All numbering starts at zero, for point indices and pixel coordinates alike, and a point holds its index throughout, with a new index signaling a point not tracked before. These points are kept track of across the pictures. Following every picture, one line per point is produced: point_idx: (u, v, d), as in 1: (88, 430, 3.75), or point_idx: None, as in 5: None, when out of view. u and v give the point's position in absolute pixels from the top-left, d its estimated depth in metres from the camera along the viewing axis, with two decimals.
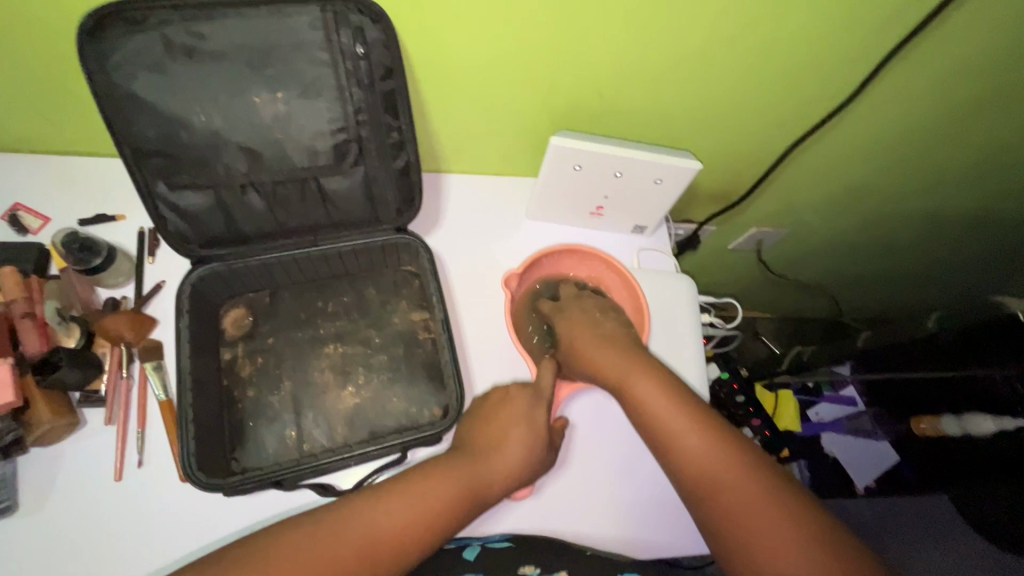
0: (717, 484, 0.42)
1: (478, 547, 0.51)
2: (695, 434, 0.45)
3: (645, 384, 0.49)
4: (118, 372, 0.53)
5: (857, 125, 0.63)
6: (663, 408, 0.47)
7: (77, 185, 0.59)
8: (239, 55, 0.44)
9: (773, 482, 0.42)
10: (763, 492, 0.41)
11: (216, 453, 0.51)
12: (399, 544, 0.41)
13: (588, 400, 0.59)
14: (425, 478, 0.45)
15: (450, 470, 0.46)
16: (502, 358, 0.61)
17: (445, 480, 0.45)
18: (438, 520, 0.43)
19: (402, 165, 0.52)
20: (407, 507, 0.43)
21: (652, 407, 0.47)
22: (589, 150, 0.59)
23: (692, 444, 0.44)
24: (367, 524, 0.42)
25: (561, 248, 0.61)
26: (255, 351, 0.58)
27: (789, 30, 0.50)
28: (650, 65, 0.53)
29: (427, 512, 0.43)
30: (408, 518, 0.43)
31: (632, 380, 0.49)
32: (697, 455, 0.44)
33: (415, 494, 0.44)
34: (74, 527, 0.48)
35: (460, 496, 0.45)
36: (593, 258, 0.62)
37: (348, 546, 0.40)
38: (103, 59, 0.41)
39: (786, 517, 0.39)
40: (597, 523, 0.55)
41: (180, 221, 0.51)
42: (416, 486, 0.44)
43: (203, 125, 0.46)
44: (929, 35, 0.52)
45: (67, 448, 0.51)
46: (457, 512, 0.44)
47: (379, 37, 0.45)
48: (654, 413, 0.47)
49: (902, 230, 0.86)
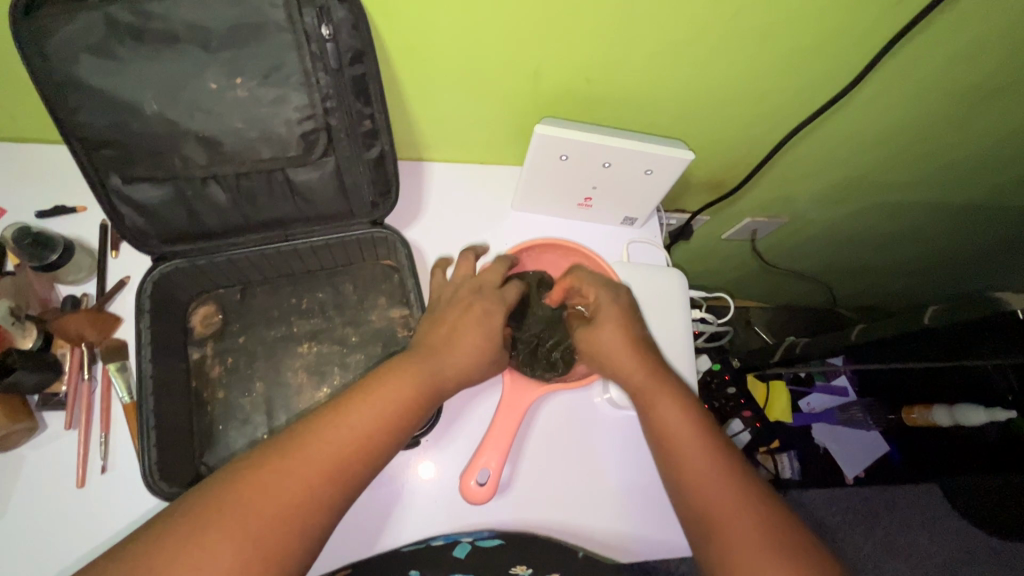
0: (718, 507, 0.43)
1: (468, 544, 0.50)
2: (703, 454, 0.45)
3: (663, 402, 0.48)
4: (78, 374, 0.51)
5: (857, 114, 0.60)
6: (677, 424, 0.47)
7: (33, 175, 0.56)
8: (193, 36, 0.40)
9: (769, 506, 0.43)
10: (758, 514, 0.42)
11: (183, 459, 0.49)
12: (359, 456, 0.40)
13: (567, 399, 0.57)
14: (381, 380, 0.43)
15: (404, 371, 0.44)
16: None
17: (398, 384, 0.43)
18: (392, 423, 0.42)
19: (376, 155, 0.49)
20: (369, 417, 0.41)
21: (665, 420, 0.48)
22: (574, 140, 0.56)
23: (699, 467, 0.45)
24: (328, 437, 0.40)
25: (541, 241, 0.58)
26: (225, 351, 0.56)
27: (788, 13, 0.46)
28: (640, 49, 0.49)
29: (386, 412, 0.42)
30: (365, 426, 0.41)
31: (653, 393, 0.49)
32: (702, 478, 0.44)
33: (371, 401, 0.42)
34: (35, 535, 0.46)
35: (419, 395, 0.44)
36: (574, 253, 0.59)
37: (302, 480, 0.37)
38: (41, 41, 0.38)
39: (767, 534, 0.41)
40: (582, 517, 0.54)
41: (137, 216, 0.49)
42: (371, 393, 0.42)
43: (156, 113, 0.43)
44: (936, 20, 0.49)
45: (27, 453, 0.48)
46: (413, 415, 0.43)
47: (347, 18, 0.41)
48: (667, 428, 0.47)
49: (900, 220, 0.84)
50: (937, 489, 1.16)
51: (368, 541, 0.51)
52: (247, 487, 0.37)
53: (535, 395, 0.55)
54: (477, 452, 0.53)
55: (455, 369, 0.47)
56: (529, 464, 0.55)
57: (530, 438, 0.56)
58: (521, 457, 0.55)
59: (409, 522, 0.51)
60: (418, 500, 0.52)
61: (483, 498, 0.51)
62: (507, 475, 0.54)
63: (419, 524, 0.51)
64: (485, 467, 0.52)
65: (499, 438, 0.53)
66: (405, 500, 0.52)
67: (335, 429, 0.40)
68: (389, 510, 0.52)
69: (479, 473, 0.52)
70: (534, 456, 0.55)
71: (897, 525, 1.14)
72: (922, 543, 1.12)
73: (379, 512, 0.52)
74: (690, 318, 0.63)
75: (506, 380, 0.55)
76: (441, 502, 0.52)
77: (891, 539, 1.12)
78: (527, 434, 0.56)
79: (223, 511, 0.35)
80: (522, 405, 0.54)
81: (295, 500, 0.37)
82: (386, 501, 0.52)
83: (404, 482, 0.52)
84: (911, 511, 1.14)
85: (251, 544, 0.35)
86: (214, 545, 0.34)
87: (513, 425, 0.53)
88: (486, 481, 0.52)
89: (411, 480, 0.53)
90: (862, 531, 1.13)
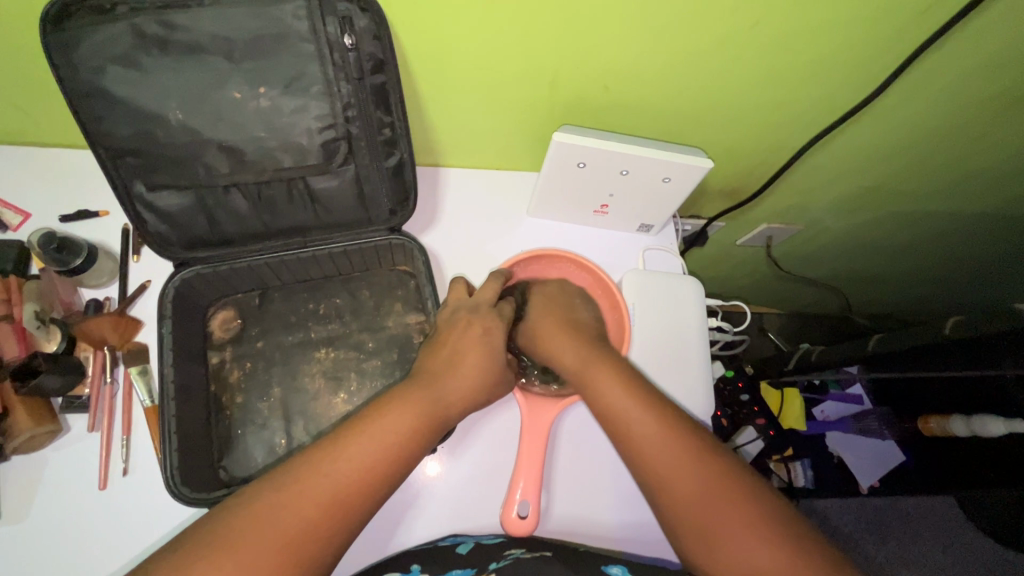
0: (668, 471, 0.43)
1: (471, 543, 0.49)
2: (647, 423, 0.46)
3: (605, 382, 0.49)
4: (101, 378, 0.51)
5: (880, 122, 0.59)
6: (620, 400, 0.47)
7: (57, 179, 0.57)
8: (217, 47, 0.41)
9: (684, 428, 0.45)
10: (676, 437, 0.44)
11: (202, 463, 0.50)
12: (368, 487, 0.40)
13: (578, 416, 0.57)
14: (384, 406, 0.44)
15: (409, 401, 0.45)
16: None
17: (398, 410, 0.44)
18: (399, 451, 0.42)
19: (395, 163, 0.49)
20: (368, 444, 0.41)
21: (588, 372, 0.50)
22: (592, 148, 0.55)
23: (647, 436, 0.45)
24: (332, 474, 0.39)
25: (523, 255, 0.59)
26: (243, 356, 0.56)
27: (812, 22, 0.46)
28: (661, 57, 0.49)
29: (398, 437, 0.42)
30: (373, 453, 0.41)
31: (598, 382, 0.49)
32: (650, 447, 0.44)
33: (377, 428, 0.42)
34: (55, 537, 0.47)
35: (426, 423, 0.44)
36: (560, 261, 0.61)
37: (296, 518, 0.37)
38: (70, 53, 0.39)
39: (685, 451, 0.44)
40: (591, 515, 0.54)
41: (159, 223, 0.49)
42: (376, 421, 0.42)
43: (180, 122, 0.44)
44: (963, 30, 0.48)
45: (50, 455, 0.49)
46: (416, 440, 0.43)
47: (369, 27, 0.41)
48: (610, 404, 0.48)
49: (919, 229, 0.82)
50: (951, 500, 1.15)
51: (379, 542, 0.51)
52: (247, 525, 0.36)
53: (555, 414, 0.54)
54: (512, 484, 0.52)
55: (455, 396, 0.47)
56: (556, 486, 0.54)
57: (554, 462, 0.55)
58: (549, 483, 0.55)
59: (415, 522, 0.52)
60: (425, 500, 0.52)
61: (527, 532, 0.50)
62: (545, 502, 0.54)
63: (427, 525, 0.52)
64: (524, 500, 0.51)
65: (529, 466, 0.53)
66: (416, 502, 0.52)
67: (346, 455, 0.40)
68: (398, 512, 0.52)
69: (519, 506, 0.51)
70: (563, 480, 0.55)
71: (908, 534, 1.13)
72: (934, 554, 1.11)
73: (389, 515, 0.52)
74: (706, 328, 0.62)
75: (522, 403, 0.55)
76: (450, 502, 0.53)
77: (902, 549, 1.12)
78: (552, 455, 0.55)
79: (248, 531, 0.36)
80: (543, 427, 0.54)
81: (290, 536, 0.36)
82: (397, 500, 0.52)
83: (416, 481, 0.53)
84: (924, 522, 1.14)
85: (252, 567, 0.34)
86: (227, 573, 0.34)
87: (540, 452, 0.53)
88: (527, 513, 0.51)
89: (418, 477, 0.53)
90: (874, 540, 1.12)
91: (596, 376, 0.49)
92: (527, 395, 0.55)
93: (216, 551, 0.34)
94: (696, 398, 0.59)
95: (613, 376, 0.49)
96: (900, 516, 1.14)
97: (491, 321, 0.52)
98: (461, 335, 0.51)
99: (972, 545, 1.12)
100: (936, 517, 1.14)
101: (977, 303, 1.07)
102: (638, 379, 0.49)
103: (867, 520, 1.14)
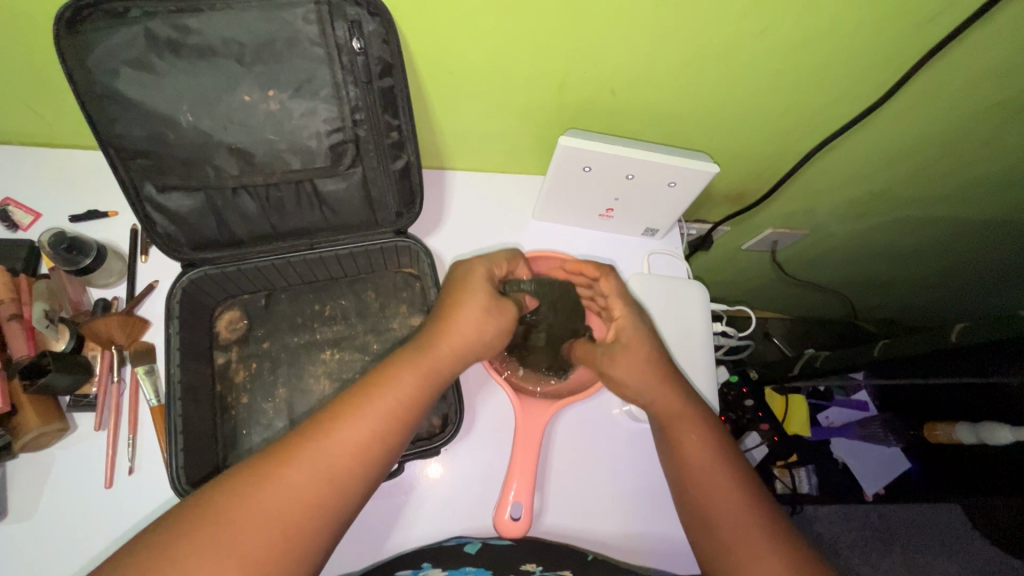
0: (722, 506, 0.46)
1: (479, 543, 0.49)
2: (714, 459, 0.48)
3: (682, 416, 0.50)
4: (108, 376, 0.52)
5: (886, 128, 0.59)
6: (708, 466, 0.48)
7: (68, 179, 0.57)
8: (227, 49, 0.41)
9: (768, 515, 0.45)
10: (758, 520, 0.45)
11: (207, 462, 0.50)
12: (363, 459, 0.40)
13: (574, 420, 0.57)
14: (386, 378, 0.43)
15: (405, 365, 0.43)
16: (479, 371, 0.58)
17: (398, 372, 0.43)
18: (397, 419, 0.41)
19: (402, 166, 0.50)
20: (368, 418, 0.41)
21: (682, 436, 0.49)
22: (598, 151, 0.55)
23: (711, 470, 0.47)
24: (331, 441, 0.39)
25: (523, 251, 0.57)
26: (250, 356, 0.57)
27: (818, 29, 0.46)
28: (667, 63, 0.49)
29: (398, 412, 0.42)
30: (372, 427, 0.40)
31: (678, 417, 0.50)
32: (726, 516, 0.45)
33: (385, 401, 0.41)
34: (59, 535, 0.47)
35: (427, 388, 0.43)
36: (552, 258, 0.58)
37: (291, 493, 0.37)
38: (83, 55, 0.39)
39: (764, 537, 0.44)
40: (596, 519, 0.54)
41: (168, 223, 0.50)
42: (380, 395, 0.42)
43: (190, 124, 0.44)
44: (969, 37, 0.48)
45: (57, 453, 0.50)
46: (414, 403, 0.42)
47: (378, 31, 0.42)
48: (694, 467, 0.48)
49: (926, 234, 0.82)
50: (957, 507, 1.14)
51: (381, 544, 0.51)
52: (243, 494, 0.36)
53: (549, 414, 0.54)
54: (506, 485, 0.52)
55: (448, 348, 0.45)
56: (558, 489, 0.54)
57: (554, 465, 0.55)
58: (548, 485, 0.55)
59: (416, 524, 0.52)
60: (426, 502, 0.52)
61: (520, 533, 0.50)
62: (538, 504, 0.54)
63: (427, 528, 0.52)
64: (517, 501, 0.51)
65: (524, 468, 0.52)
66: (419, 505, 0.52)
67: (347, 429, 0.40)
68: (398, 513, 0.52)
69: (511, 508, 0.51)
70: (559, 482, 0.55)
71: (914, 542, 1.12)
72: (941, 562, 1.10)
73: (391, 518, 0.52)
74: (711, 333, 0.62)
75: (517, 404, 0.54)
76: (450, 503, 0.53)
77: (908, 557, 1.11)
78: (548, 457, 0.56)
79: (238, 512, 0.35)
80: (538, 426, 0.54)
81: (290, 506, 0.36)
82: (399, 502, 0.52)
83: (417, 484, 0.53)
84: (929, 530, 1.13)
85: (254, 542, 0.35)
86: (222, 548, 0.34)
87: (534, 453, 0.53)
88: (519, 515, 0.51)
89: (422, 480, 0.53)
90: (879, 547, 1.11)
91: (674, 408, 0.50)
92: (522, 396, 0.55)
93: (209, 519, 0.35)
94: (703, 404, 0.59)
95: (692, 414, 0.50)
96: (906, 525, 1.14)
97: (475, 263, 0.50)
98: (467, 289, 0.47)
99: (978, 553, 1.12)
100: (942, 526, 1.14)
101: (986, 309, 1.06)
102: (715, 422, 0.51)
103: (873, 528, 1.13)
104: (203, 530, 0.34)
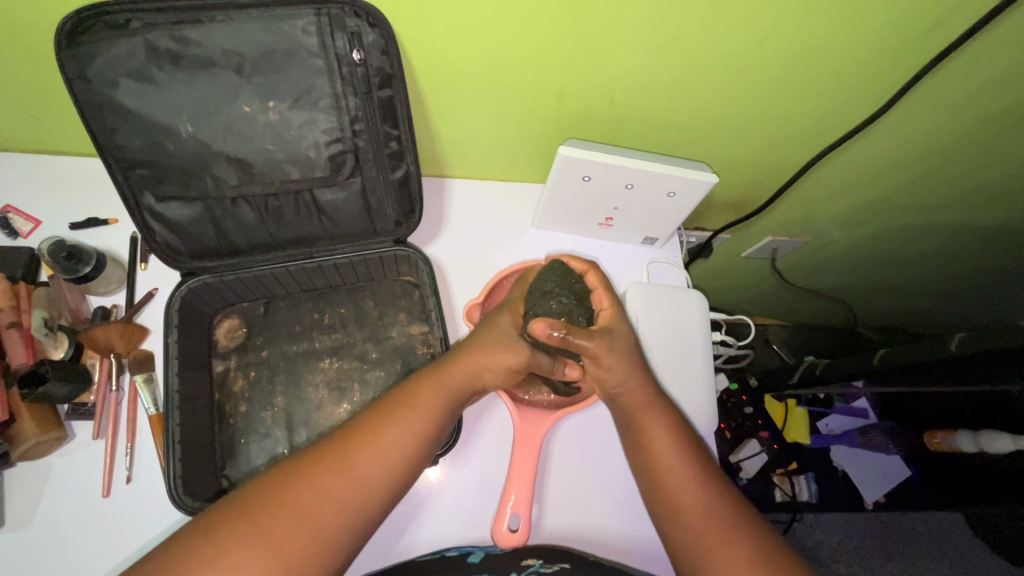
0: (687, 504, 0.46)
1: (481, 552, 0.49)
2: (676, 457, 0.48)
3: (652, 421, 0.50)
4: (107, 384, 0.52)
5: (884, 138, 0.59)
6: (669, 457, 0.48)
7: (68, 187, 0.57)
8: (228, 61, 0.41)
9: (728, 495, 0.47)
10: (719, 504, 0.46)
11: (206, 471, 0.50)
12: (391, 473, 0.42)
13: (569, 431, 0.57)
14: (414, 395, 0.45)
15: (431, 383, 0.46)
16: None
17: (425, 394, 0.45)
18: (422, 438, 0.44)
19: (401, 175, 0.50)
20: (398, 435, 0.43)
21: (647, 433, 0.50)
22: (595, 161, 0.55)
23: (677, 472, 0.48)
24: (365, 454, 0.41)
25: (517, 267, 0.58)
26: (248, 365, 0.57)
27: (814, 41, 0.46)
28: (665, 73, 0.49)
29: (422, 427, 0.44)
30: (402, 439, 0.43)
31: (648, 422, 0.50)
32: (685, 500, 0.46)
33: (411, 414, 0.44)
34: (56, 544, 0.47)
35: (447, 405, 0.46)
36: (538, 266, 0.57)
37: (327, 502, 0.39)
38: (84, 66, 0.39)
39: (726, 520, 0.45)
40: (596, 526, 0.54)
41: (166, 232, 0.50)
42: (408, 407, 0.44)
43: (190, 134, 0.44)
44: (966, 49, 0.48)
45: (54, 461, 0.50)
46: (438, 424, 0.45)
47: (377, 42, 0.42)
48: (659, 458, 0.49)
49: (925, 242, 0.82)
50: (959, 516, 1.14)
51: (385, 550, 0.51)
52: (282, 493, 0.38)
53: (548, 424, 0.54)
54: (505, 494, 0.52)
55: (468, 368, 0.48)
56: (556, 499, 0.54)
57: (551, 474, 0.55)
58: (545, 495, 0.54)
59: (419, 532, 0.52)
60: (425, 510, 0.52)
61: (520, 543, 0.50)
62: (536, 515, 0.53)
63: (428, 536, 0.52)
64: (515, 512, 0.51)
65: (522, 477, 0.52)
66: (421, 511, 0.52)
67: (376, 443, 0.42)
68: (398, 519, 0.52)
69: (509, 519, 0.51)
70: (557, 491, 0.55)
71: (917, 551, 1.12)
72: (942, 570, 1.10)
73: (393, 526, 0.52)
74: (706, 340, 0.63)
75: (515, 414, 0.54)
76: (450, 511, 0.52)
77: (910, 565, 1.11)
78: (546, 468, 0.55)
79: (271, 512, 0.37)
80: (536, 437, 0.54)
81: (327, 513, 0.38)
82: (402, 508, 0.52)
83: (417, 490, 0.53)
84: (931, 539, 1.13)
85: (294, 543, 0.36)
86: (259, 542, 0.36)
87: (532, 463, 0.53)
88: (518, 526, 0.51)
89: (422, 485, 0.53)
90: (880, 555, 1.11)
91: (648, 414, 0.50)
92: (520, 407, 0.55)
93: (242, 513, 0.37)
94: (702, 410, 0.59)
95: (659, 411, 0.51)
96: (907, 533, 1.13)
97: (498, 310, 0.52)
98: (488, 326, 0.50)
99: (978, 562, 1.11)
100: (944, 534, 1.13)
101: (986, 317, 1.05)
102: (688, 426, 0.51)
103: (874, 536, 1.13)
104: (243, 521, 0.36)
